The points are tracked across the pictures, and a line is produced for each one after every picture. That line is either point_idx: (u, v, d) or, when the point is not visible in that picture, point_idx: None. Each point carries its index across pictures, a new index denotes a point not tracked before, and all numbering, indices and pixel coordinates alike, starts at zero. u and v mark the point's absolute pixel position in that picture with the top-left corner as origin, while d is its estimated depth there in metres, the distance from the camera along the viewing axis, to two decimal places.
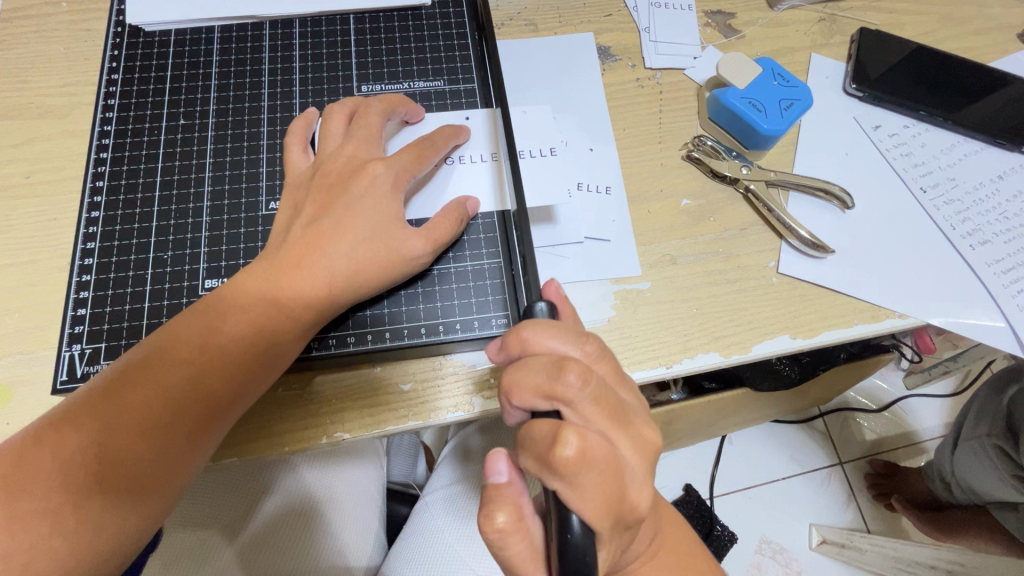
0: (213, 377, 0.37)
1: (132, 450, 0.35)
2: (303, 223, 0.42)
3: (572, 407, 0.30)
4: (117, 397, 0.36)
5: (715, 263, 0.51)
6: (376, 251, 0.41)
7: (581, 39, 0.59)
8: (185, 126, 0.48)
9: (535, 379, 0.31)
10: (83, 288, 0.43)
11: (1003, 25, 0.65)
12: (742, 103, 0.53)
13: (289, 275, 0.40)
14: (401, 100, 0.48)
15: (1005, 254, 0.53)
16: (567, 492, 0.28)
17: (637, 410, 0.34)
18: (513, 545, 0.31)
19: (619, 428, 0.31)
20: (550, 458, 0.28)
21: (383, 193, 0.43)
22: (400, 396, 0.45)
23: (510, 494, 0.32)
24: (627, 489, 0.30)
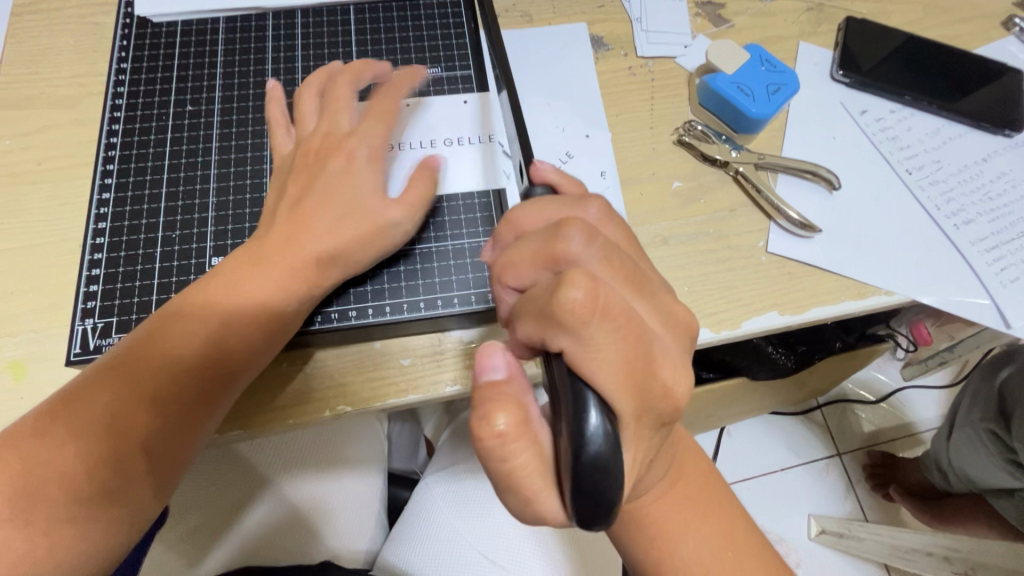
0: (200, 371, 0.39)
1: (125, 445, 0.37)
2: (284, 204, 0.43)
3: (577, 264, 0.30)
4: (103, 396, 0.37)
5: (705, 243, 0.53)
6: (354, 227, 0.42)
7: (574, 29, 0.61)
8: (191, 113, 0.50)
9: (535, 248, 0.31)
10: (95, 267, 0.45)
11: (987, 12, 0.67)
12: (730, 87, 0.55)
13: (275, 254, 0.41)
14: (363, 70, 0.49)
15: (989, 234, 0.55)
16: (578, 346, 0.27)
17: (656, 287, 0.33)
18: (518, 453, 0.28)
19: (634, 293, 0.31)
20: (555, 311, 0.27)
21: (358, 166, 0.44)
22: (400, 370, 0.46)
23: (510, 391, 0.30)
24: (648, 353, 0.29)
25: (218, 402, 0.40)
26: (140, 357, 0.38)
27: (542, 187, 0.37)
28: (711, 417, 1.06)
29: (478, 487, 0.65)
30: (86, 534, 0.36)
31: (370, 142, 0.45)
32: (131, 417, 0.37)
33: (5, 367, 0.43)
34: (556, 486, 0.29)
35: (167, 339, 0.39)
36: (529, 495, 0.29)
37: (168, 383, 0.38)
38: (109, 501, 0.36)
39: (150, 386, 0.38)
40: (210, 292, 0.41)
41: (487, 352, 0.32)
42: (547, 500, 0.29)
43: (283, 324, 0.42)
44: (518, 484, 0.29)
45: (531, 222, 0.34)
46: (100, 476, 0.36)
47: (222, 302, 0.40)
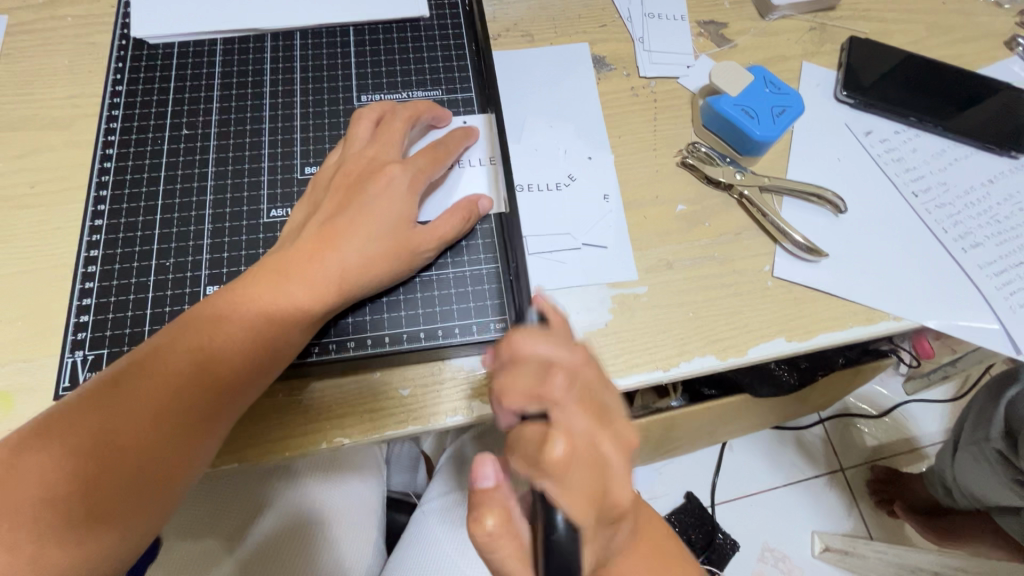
0: (198, 396, 0.38)
1: (115, 468, 0.35)
2: (317, 222, 0.43)
3: (560, 408, 0.31)
4: (98, 413, 0.36)
5: (710, 267, 0.52)
6: (386, 248, 0.42)
7: (576, 50, 0.60)
8: (187, 136, 0.49)
9: (525, 381, 0.32)
10: (86, 295, 0.44)
11: (989, 32, 0.66)
12: (734, 109, 0.54)
13: (304, 273, 0.41)
14: (429, 107, 0.49)
15: (997, 257, 0.54)
16: (555, 490, 0.29)
17: (617, 410, 0.34)
18: (502, 549, 0.31)
19: (606, 429, 0.32)
20: (539, 459, 0.29)
21: (400, 191, 0.44)
22: (400, 401, 0.45)
23: (499, 497, 0.32)
24: (614, 489, 0.31)
25: (216, 428, 0.38)
26: (138, 375, 0.37)
27: (536, 315, 0.38)
28: (713, 435, 1.04)
29: (475, 515, 0.64)
30: (73, 554, 0.34)
31: (412, 172, 0.45)
32: (126, 437, 0.36)
33: None
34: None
35: (166, 359, 0.38)
36: None
37: (164, 405, 0.37)
38: (92, 525, 0.34)
39: (147, 407, 0.36)
40: (214, 312, 0.39)
41: (482, 461, 0.33)
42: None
43: (287, 347, 0.41)
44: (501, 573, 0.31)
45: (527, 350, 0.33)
46: (88, 497, 0.34)
47: (229, 320, 0.39)
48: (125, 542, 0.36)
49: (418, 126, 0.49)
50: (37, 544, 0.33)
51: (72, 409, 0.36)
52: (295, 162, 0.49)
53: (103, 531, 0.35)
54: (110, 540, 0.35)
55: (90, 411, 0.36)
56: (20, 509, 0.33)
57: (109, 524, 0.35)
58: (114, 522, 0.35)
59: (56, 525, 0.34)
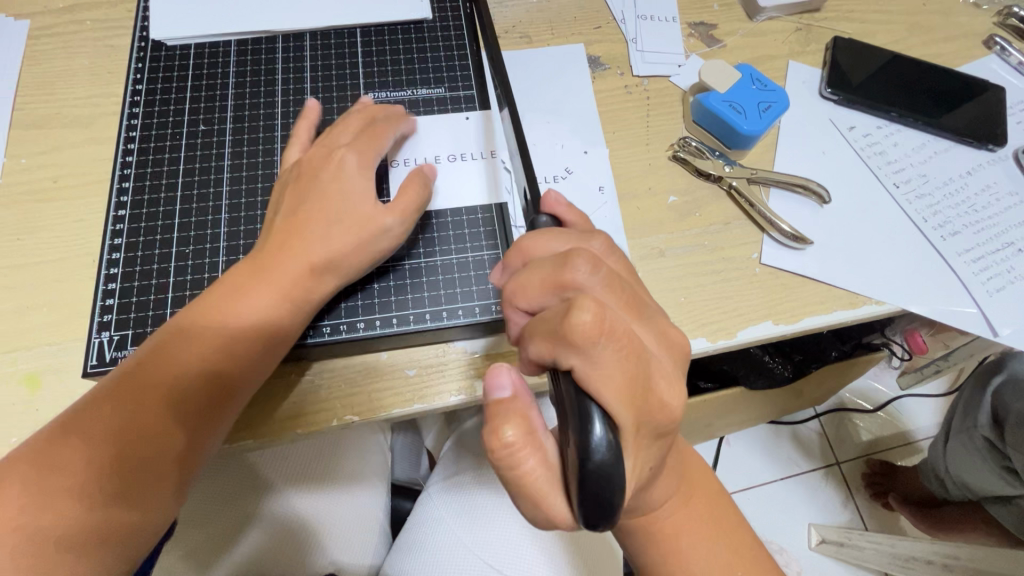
0: (207, 384, 0.40)
1: (136, 454, 0.38)
2: (284, 210, 0.45)
3: (583, 290, 0.32)
4: (115, 406, 0.38)
5: (701, 255, 0.54)
6: (348, 229, 0.44)
7: (572, 50, 0.63)
8: (205, 131, 0.52)
9: (543, 276, 0.34)
10: (111, 281, 0.46)
11: (969, 32, 0.69)
12: (723, 105, 0.57)
13: (281, 258, 0.43)
14: (394, 108, 0.51)
15: (975, 245, 0.57)
16: (587, 363, 0.29)
17: (656, 309, 0.36)
18: (525, 461, 0.31)
19: (634, 316, 0.33)
20: (566, 329, 0.29)
21: (347, 176, 0.46)
22: (406, 381, 0.48)
23: (516, 407, 0.33)
24: (650, 378, 0.31)
25: (225, 413, 0.41)
26: (150, 368, 0.40)
27: (547, 218, 0.40)
28: (709, 427, 1.07)
29: (478, 496, 0.66)
30: (107, 525, 0.37)
31: (356, 154, 0.47)
32: (143, 426, 0.38)
33: (22, 379, 0.45)
34: (563, 494, 0.31)
35: (175, 351, 0.40)
36: (538, 497, 0.31)
37: (176, 394, 0.40)
38: (121, 509, 0.37)
39: (160, 396, 0.39)
40: (216, 305, 0.42)
41: (496, 372, 0.34)
42: (555, 506, 0.31)
43: (285, 332, 0.43)
44: (527, 491, 0.31)
45: (537, 252, 0.36)
46: (112, 484, 0.37)
47: (228, 310, 0.42)
48: (151, 523, 0.39)
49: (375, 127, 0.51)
50: (72, 529, 0.36)
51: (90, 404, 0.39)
52: None
53: (132, 514, 0.37)
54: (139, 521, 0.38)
55: (106, 405, 0.38)
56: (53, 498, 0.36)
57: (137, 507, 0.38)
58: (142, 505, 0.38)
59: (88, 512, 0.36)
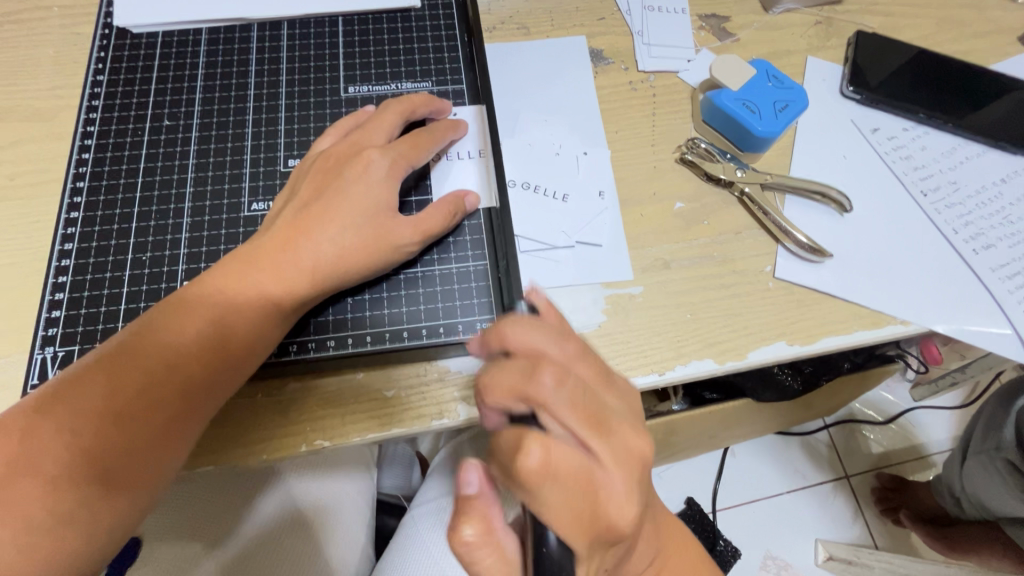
0: (202, 366, 0.37)
1: (115, 438, 0.34)
2: (295, 208, 0.41)
3: (547, 410, 0.30)
4: (100, 382, 0.35)
5: (709, 267, 0.50)
6: (364, 237, 0.41)
7: (573, 43, 0.59)
8: (169, 127, 0.48)
9: (510, 379, 0.31)
10: (58, 290, 0.42)
11: (1003, 28, 0.64)
12: (735, 103, 0.52)
13: (285, 258, 0.39)
14: (433, 102, 0.47)
15: (1010, 259, 0.52)
16: (534, 501, 0.28)
17: (633, 418, 0.32)
18: (483, 559, 0.30)
19: (599, 436, 0.30)
20: (515, 469, 0.28)
21: (377, 175, 0.42)
22: (383, 403, 0.44)
23: (481, 505, 0.31)
24: (604, 506, 0.29)
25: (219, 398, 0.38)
26: (137, 345, 0.36)
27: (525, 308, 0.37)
28: (714, 440, 1.02)
29: None
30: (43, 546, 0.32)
31: (392, 156, 0.43)
32: (126, 407, 0.34)
33: None
34: None
35: (169, 329, 0.37)
36: None
37: (169, 375, 0.36)
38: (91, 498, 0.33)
39: (149, 376, 0.35)
40: (217, 281, 0.39)
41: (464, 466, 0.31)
42: None
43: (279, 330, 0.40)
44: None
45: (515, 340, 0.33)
46: (87, 468, 0.33)
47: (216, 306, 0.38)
48: (124, 515, 0.34)
49: (414, 119, 0.47)
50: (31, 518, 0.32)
51: (69, 379, 0.35)
52: (278, 155, 0.47)
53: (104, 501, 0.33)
54: (110, 512, 0.34)
55: (89, 379, 0.35)
56: (18, 482, 0.32)
57: (110, 495, 0.34)
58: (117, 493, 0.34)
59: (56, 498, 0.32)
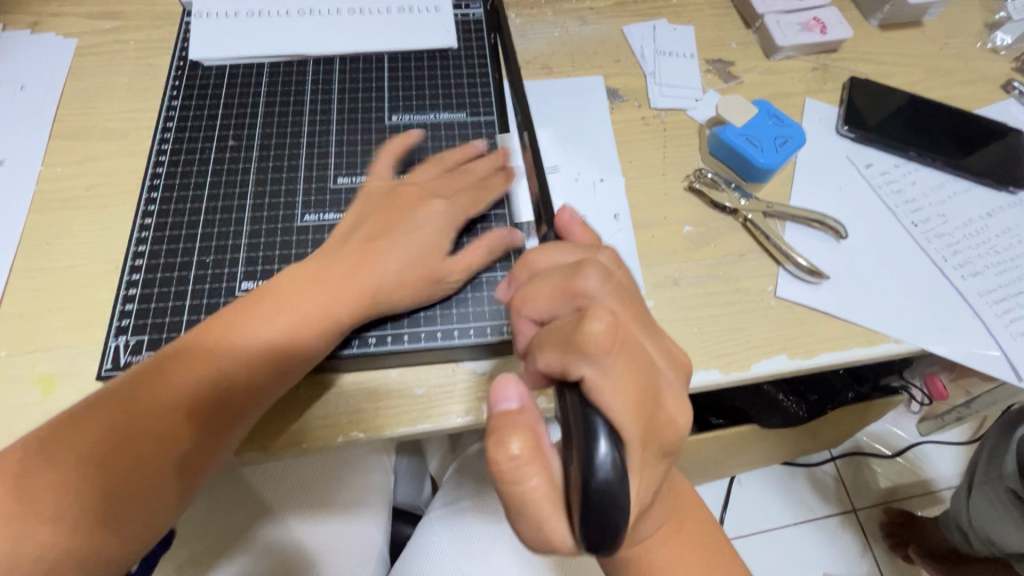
0: (210, 414, 0.40)
1: (128, 477, 0.37)
2: (364, 235, 0.47)
3: (592, 299, 0.33)
4: (114, 427, 0.38)
5: (715, 286, 0.54)
6: (417, 274, 0.46)
7: (591, 82, 0.65)
8: (232, 146, 0.54)
9: (554, 288, 0.34)
10: (132, 286, 0.47)
11: (987, 77, 0.70)
12: (740, 138, 0.57)
13: (349, 283, 0.44)
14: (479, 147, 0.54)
15: (997, 286, 0.56)
16: (597, 374, 0.29)
17: (659, 332, 0.36)
18: (531, 477, 0.30)
19: (641, 330, 0.33)
20: (577, 337, 0.30)
21: (441, 216, 0.48)
22: (413, 399, 0.47)
23: (525, 418, 0.32)
24: (657, 397, 0.31)
25: (226, 435, 0.41)
26: (150, 394, 0.39)
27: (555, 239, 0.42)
28: (720, 466, 1.04)
29: (481, 527, 0.64)
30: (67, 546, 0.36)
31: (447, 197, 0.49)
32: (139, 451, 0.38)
33: (36, 380, 0.45)
34: (564, 516, 0.30)
35: (179, 379, 0.40)
36: (540, 518, 0.30)
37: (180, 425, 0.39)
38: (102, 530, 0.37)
39: (161, 422, 0.39)
40: (227, 331, 0.42)
41: (504, 382, 0.34)
42: (557, 527, 0.30)
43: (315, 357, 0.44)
44: (528, 509, 0.30)
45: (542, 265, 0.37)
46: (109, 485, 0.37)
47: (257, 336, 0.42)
48: (136, 538, 0.38)
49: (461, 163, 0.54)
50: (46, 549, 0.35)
51: (84, 421, 0.38)
52: (328, 172, 0.52)
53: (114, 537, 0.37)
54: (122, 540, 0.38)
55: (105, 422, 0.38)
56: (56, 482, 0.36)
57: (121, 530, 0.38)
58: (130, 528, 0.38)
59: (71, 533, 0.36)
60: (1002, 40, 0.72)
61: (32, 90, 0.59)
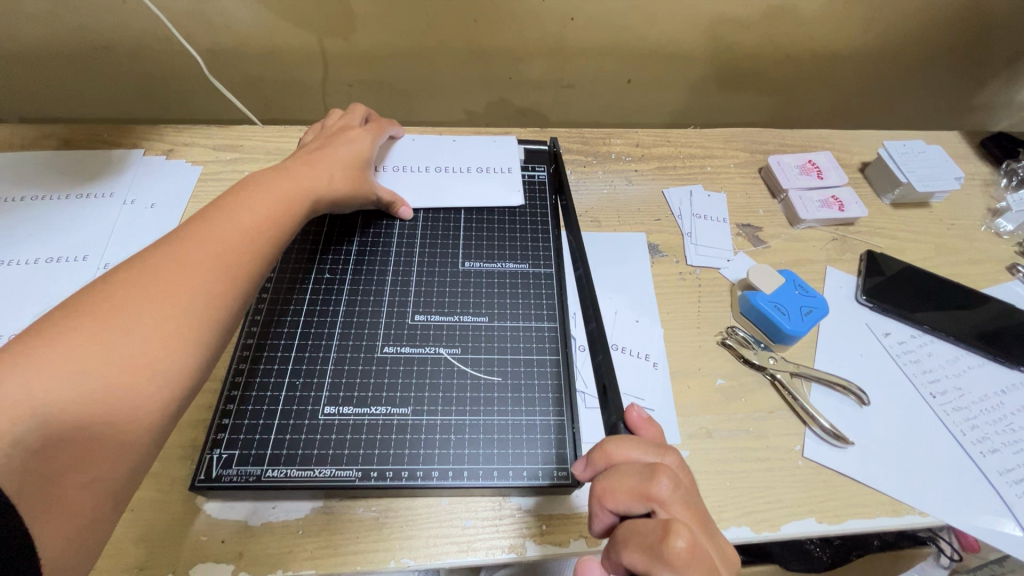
0: (221, 255, 0.44)
1: (106, 411, 0.35)
2: (338, 174, 0.59)
3: (665, 505, 0.37)
4: (119, 304, 0.38)
5: (745, 440, 0.58)
6: (348, 176, 0.60)
7: (635, 237, 0.74)
8: (328, 278, 0.62)
9: (630, 486, 0.38)
10: (230, 401, 0.52)
11: (993, 258, 0.77)
12: (768, 305, 0.64)
13: (305, 170, 0.56)
14: (390, 123, 0.73)
15: (1015, 465, 0.58)
16: None
17: (717, 526, 0.40)
18: None
19: (706, 533, 0.38)
20: (661, 550, 0.34)
21: (365, 142, 0.66)
22: (463, 531, 0.50)
23: None
24: None
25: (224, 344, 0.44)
26: (157, 268, 0.41)
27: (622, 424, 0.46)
28: None
29: None
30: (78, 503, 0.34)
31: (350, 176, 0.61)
32: (122, 384, 0.36)
33: None
34: None
35: (167, 291, 0.40)
36: None
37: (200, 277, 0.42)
38: (75, 477, 0.34)
39: (149, 349, 0.38)
40: (233, 199, 0.49)
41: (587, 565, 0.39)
42: None
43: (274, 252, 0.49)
44: None
45: (617, 452, 0.41)
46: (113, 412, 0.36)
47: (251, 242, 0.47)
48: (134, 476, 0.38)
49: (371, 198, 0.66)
50: (3, 488, 0.31)
51: (69, 315, 0.37)
52: (408, 309, 0.60)
53: (83, 488, 0.34)
54: (87, 494, 0.35)
55: (92, 318, 0.37)
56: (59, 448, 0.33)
57: (92, 485, 0.35)
58: (97, 483, 0.35)
59: (30, 472, 0.32)
60: (1004, 226, 0.80)
61: (160, 209, 0.70)
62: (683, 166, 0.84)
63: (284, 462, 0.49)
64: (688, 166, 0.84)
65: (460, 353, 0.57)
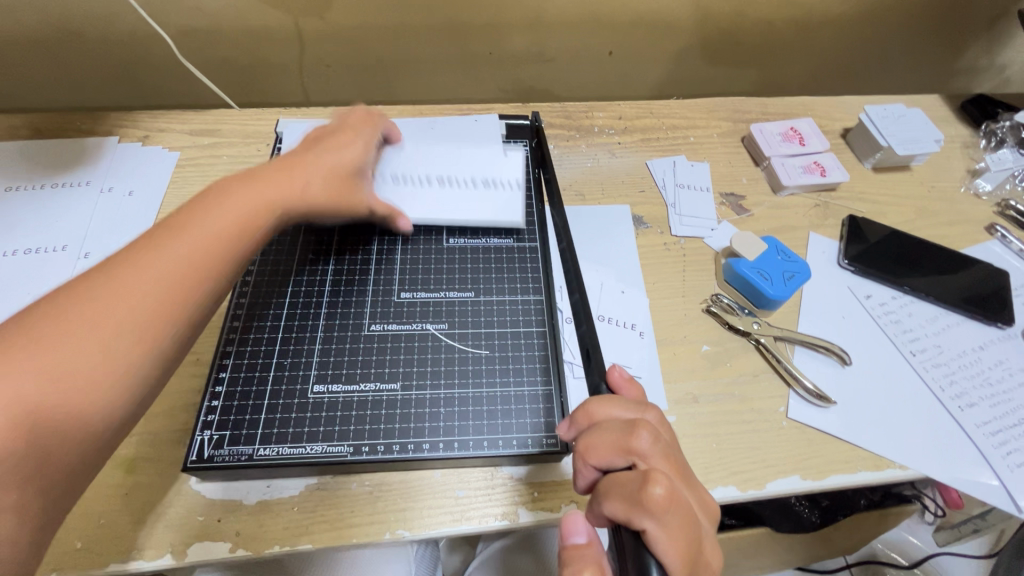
0: (173, 263, 0.42)
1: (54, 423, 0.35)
2: (325, 185, 0.53)
3: (645, 457, 0.38)
4: (63, 313, 0.37)
5: (730, 403, 0.59)
6: (337, 188, 0.54)
7: (619, 209, 0.74)
8: (311, 259, 0.61)
9: (611, 440, 0.39)
10: (219, 384, 0.52)
11: (972, 218, 0.78)
12: (751, 271, 0.65)
13: (287, 179, 0.51)
14: (388, 121, 0.66)
15: (992, 417, 0.60)
16: (657, 528, 0.35)
17: (696, 478, 0.41)
18: None
19: (684, 483, 0.39)
20: (640, 497, 0.35)
21: (359, 147, 0.59)
22: (456, 501, 0.51)
23: (589, 556, 0.38)
24: (700, 545, 0.36)
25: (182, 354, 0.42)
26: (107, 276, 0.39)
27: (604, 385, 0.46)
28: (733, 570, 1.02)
29: None
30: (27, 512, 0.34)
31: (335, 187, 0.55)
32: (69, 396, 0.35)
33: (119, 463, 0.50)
34: None
35: (115, 300, 0.39)
36: None
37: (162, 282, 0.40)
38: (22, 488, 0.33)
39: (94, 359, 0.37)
40: (200, 202, 0.46)
41: (572, 519, 0.40)
42: None
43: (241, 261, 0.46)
44: None
45: (598, 411, 0.42)
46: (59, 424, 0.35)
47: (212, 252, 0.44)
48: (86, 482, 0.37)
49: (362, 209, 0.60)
50: None
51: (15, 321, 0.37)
52: (393, 287, 0.60)
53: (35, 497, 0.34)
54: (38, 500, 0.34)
55: (37, 329, 0.36)
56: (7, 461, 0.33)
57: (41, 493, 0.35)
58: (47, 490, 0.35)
59: None
60: (983, 186, 0.81)
61: (139, 196, 0.69)
62: (666, 137, 0.83)
63: (275, 440, 0.50)
64: (670, 137, 0.83)
65: (448, 328, 0.57)
